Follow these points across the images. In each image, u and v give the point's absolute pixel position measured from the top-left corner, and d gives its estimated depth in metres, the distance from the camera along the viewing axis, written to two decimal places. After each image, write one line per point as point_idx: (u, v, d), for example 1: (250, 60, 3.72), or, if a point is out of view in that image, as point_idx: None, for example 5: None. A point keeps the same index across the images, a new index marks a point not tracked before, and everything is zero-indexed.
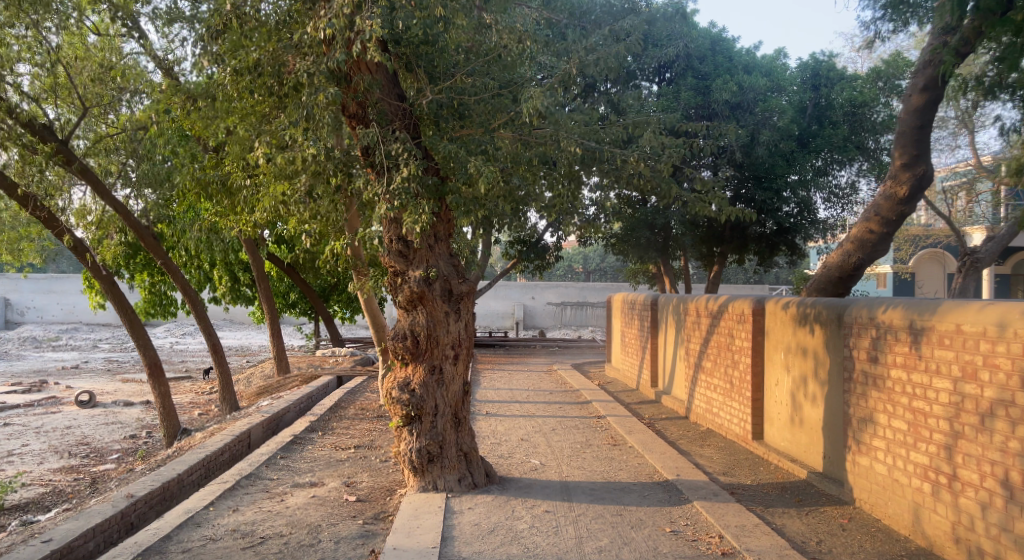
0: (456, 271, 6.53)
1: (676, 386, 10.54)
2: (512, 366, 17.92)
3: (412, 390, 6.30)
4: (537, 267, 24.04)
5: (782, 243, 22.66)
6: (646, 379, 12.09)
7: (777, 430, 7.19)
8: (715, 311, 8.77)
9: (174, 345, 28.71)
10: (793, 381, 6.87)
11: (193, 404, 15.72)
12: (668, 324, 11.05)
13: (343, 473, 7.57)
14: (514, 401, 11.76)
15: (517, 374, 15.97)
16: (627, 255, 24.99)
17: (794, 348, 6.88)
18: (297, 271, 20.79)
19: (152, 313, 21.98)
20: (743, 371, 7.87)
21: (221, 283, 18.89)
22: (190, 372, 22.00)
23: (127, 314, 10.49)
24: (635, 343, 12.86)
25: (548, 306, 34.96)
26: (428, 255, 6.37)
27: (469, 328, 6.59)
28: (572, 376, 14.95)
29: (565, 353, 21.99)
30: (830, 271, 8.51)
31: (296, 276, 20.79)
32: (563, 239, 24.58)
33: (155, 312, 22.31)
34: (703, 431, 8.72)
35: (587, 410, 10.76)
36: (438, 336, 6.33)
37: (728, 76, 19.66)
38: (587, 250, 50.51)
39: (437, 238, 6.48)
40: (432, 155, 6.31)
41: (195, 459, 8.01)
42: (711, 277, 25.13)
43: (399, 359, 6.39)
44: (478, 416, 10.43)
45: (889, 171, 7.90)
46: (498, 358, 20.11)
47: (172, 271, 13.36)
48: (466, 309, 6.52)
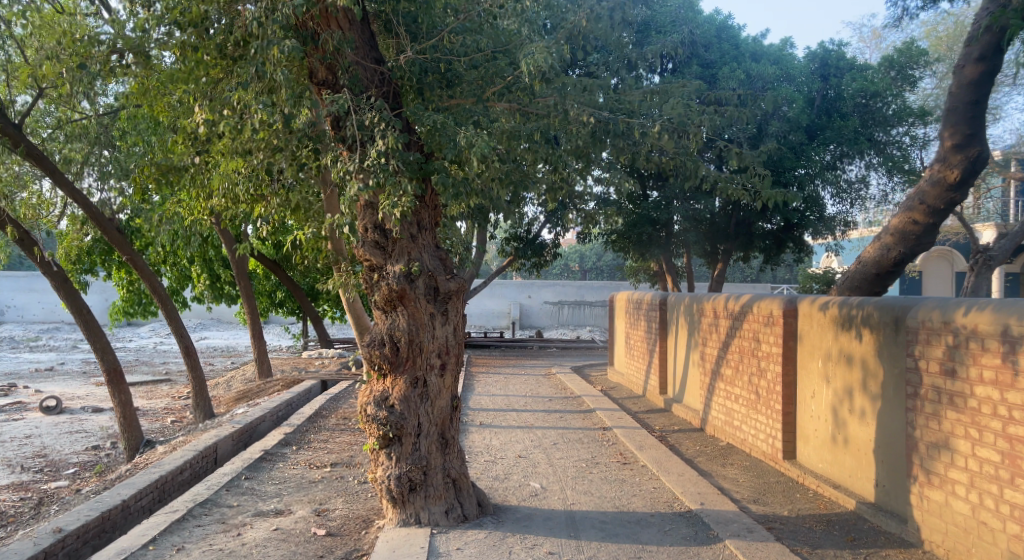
0: (445, 266, 5.56)
1: (688, 394, 9.63)
2: (509, 369, 16.96)
3: (391, 406, 5.33)
4: (535, 265, 23.00)
5: (790, 240, 22.16)
6: (654, 385, 11.16)
7: (814, 449, 6.25)
8: (737, 312, 7.82)
9: (157, 346, 27.67)
10: (834, 394, 5.93)
11: (168, 411, 14.74)
12: (679, 325, 10.13)
13: (315, 499, 6.59)
14: (511, 410, 10.79)
15: (514, 378, 15.00)
16: (627, 252, 24.07)
17: (834, 356, 5.93)
18: (283, 270, 19.74)
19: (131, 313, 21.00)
20: (771, 382, 6.93)
21: (199, 281, 17.85)
22: (170, 374, 20.98)
23: (83, 317, 9.45)
24: (641, 347, 11.94)
25: (545, 305, 34.00)
26: (410, 247, 5.40)
27: (460, 332, 5.64)
28: (572, 381, 13.99)
29: (563, 355, 21.01)
30: (866, 268, 7.58)
31: (282, 274, 19.65)
32: (561, 235, 23.62)
33: (135, 311, 21.33)
34: (723, 447, 7.77)
35: (591, 420, 9.81)
36: (421, 342, 5.36)
37: (735, 65, 18.77)
38: (583, 248, 49.51)
39: (421, 226, 5.51)
40: (414, 128, 5.35)
41: (147, 481, 7.01)
42: (714, 275, 24.22)
43: (376, 369, 5.43)
44: (471, 428, 9.48)
45: (937, 153, 6.96)
46: (493, 360, 19.12)
47: (140, 270, 12.16)
48: (456, 308, 5.57)
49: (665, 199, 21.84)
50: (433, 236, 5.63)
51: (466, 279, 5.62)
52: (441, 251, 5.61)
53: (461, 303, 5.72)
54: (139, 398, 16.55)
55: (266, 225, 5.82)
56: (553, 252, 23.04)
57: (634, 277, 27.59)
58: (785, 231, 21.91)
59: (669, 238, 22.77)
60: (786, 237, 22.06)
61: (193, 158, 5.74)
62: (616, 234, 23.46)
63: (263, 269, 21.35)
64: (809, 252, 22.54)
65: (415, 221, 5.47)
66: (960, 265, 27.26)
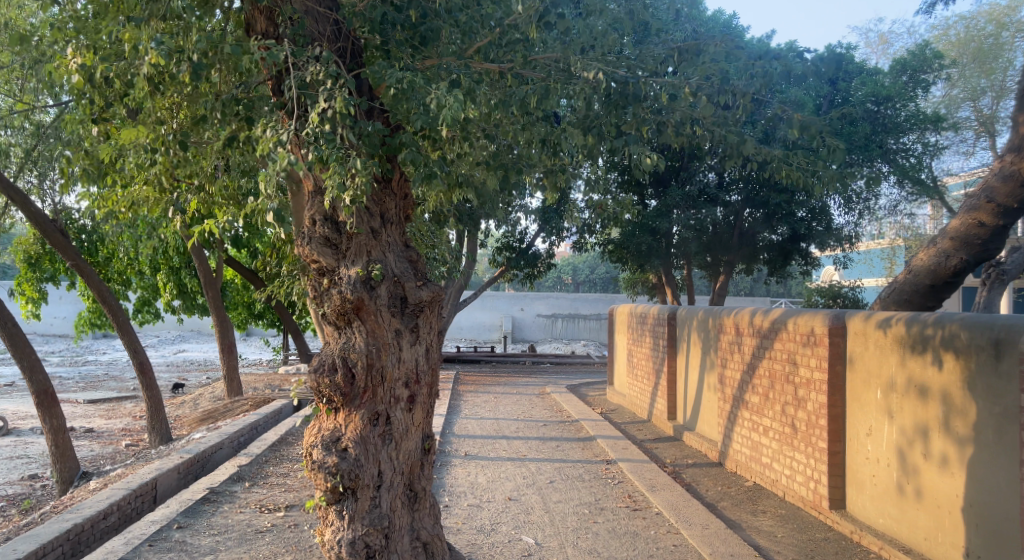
0: (415, 270, 4.38)
1: (703, 422, 8.48)
2: (500, 387, 15.77)
3: (343, 450, 4.13)
4: (528, 276, 21.90)
5: (797, 252, 21.26)
6: (661, 409, 10.01)
7: (870, 501, 5.09)
8: (767, 330, 6.66)
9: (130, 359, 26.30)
10: (900, 433, 4.77)
11: (126, 433, 13.47)
12: (691, 342, 8.99)
13: (257, 556, 5.36)
14: (501, 437, 9.57)
15: (504, 398, 13.81)
16: (624, 263, 22.93)
17: (900, 387, 4.78)
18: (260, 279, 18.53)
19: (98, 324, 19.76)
20: (812, 413, 5.77)
21: (165, 290, 16.61)
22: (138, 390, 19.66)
23: (7, 329, 8.22)
24: (646, 365, 10.78)
25: (538, 318, 32.79)
26: (370, 245, 4.22)
27: (435, 353, 4.44)
28: (568, 402, 12.81)
29: (557, 372, 19.81)
30: (918, 279, 6.33)
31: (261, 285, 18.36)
32: (556, 245, 22.47)
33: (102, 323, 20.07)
34: (750, 490, 6.59)
35: (592, 451, 8.63)
36: (381, 368, 4.16)
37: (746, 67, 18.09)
38: (576, 259, 48.36)
39: (385, 219, 4.33)
40: (376, 94, 4.20)
41: (56, 532, 5.76)
42: (716, 288, 23.11)
43: (325, 402, 4.23)
44: (454, 460, 8.28)
45: (1009, 143, 5.88)
46: (483, 377, 17.92)
47: (85, 275, 10.84)
48: (429, 324, 4.37)
49: (666, 206, 20.76)
50: (402, 232, 4.47)
51: (444, 286, 4.43)
52: (410, 251, 4.44)
53: (438, 316, 4.53)
54: (97, 417, 15.25)
55: (184, 219, 4.63)
56: (547, 262, 21.84)
57: (631, 290, 26.46)
58: (791, 242, 20.99)
59: (670, 248, 21.66)
60: (793, 248, 21.11)
61: (87, 132, 4.57)
62: (614, 243, 22.31)
63: (240, 278, 20.10)
64: (816, 265, 21.55)
65: (378, 212, 4.29)
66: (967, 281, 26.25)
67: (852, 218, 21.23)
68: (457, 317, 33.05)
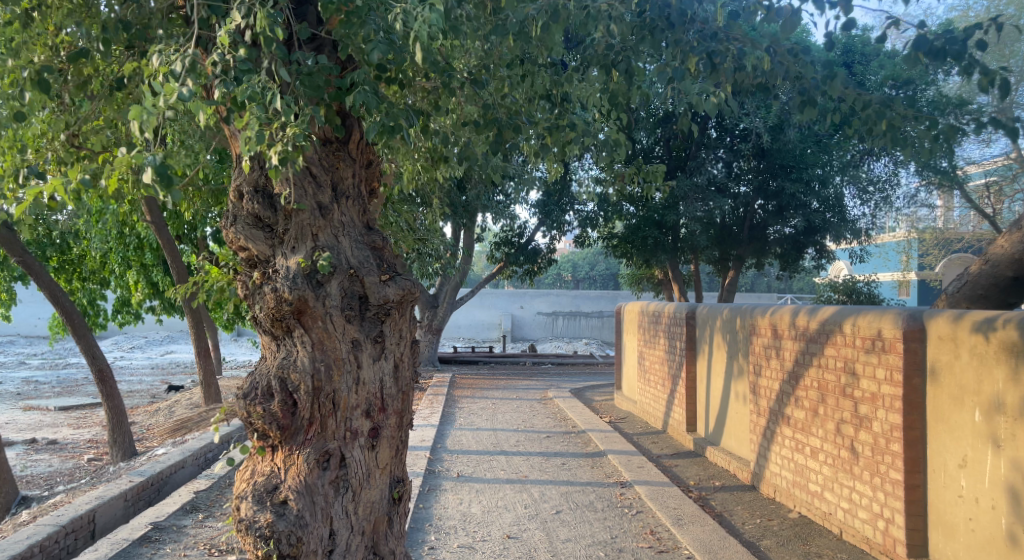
0: (381, 261, 3.30)
1: (732, 437, 7.41)
2: (500, 391, 14.70)
3: (282, 505, 3.05)
4: (527, 272, 20.80)
5: (811, 244, 20.16)
6: (678, 419, 8.94)
7: (966, 551, 4.01)
8: (814, 332, 5.57)
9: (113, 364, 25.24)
10: (1012, 468, 3.70)
11: (92, 445, 12.37)
12: (717, 345, 7.92)
13: None
14: (499, 454, 8.47)
15: (503, 404, 12.72)
16: (629, 258, 21.80)
17: (1011, 409, 3.71)
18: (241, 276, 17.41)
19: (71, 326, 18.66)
20: (879, 437, 4.68)
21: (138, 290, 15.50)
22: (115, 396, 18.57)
23: None
24: (660, 370, 9.72)
25: (539, 316, 31.71)
26: (317, 226, 3.14)
27: (409, 372, 3.35)
28: (572, 409, 11.73)
29: (559, 373, 18.71)
30: (998, 270, 4.89)
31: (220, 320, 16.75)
32: (556, 240, 21.33)
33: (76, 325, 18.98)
34: (797, 524, 5.49)
35: (604, 470, 7.55)
36: (332, 395, 3.09)
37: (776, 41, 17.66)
38: (575, 256, 47.41)
39: (339, 194, 3.25)
40: (325, 29, 3.16)
41: None
42: (725, 284, 22.02)
43: (259, 438, 3.16)
44: (445, 483, 7.22)
45: None
46: (480, 380, 16.85)
47: (32, 272, 9.71)
48: (399, 333, 3.29)
49: (673, 197, 19.56)
50: (363, 211, 3.39)
51: (421, 282, 3.34)
52: (374, 236, 3.36)
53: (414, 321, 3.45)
54: (65, 427, 14.15)
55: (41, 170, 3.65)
56: (548, 258, 20.72)
57: (636, 287, 25.33)
58: (806, 234, 19.86)
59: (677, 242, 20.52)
60: (807, 240, 19.96)
61: None
62: (618, 238, 21.17)
63: None
64: (831, 258, 20.49)
65: (330, 184, 3.23)
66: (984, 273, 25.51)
67: (869, 210, 20.23)
68: (454, 316, 31.97)
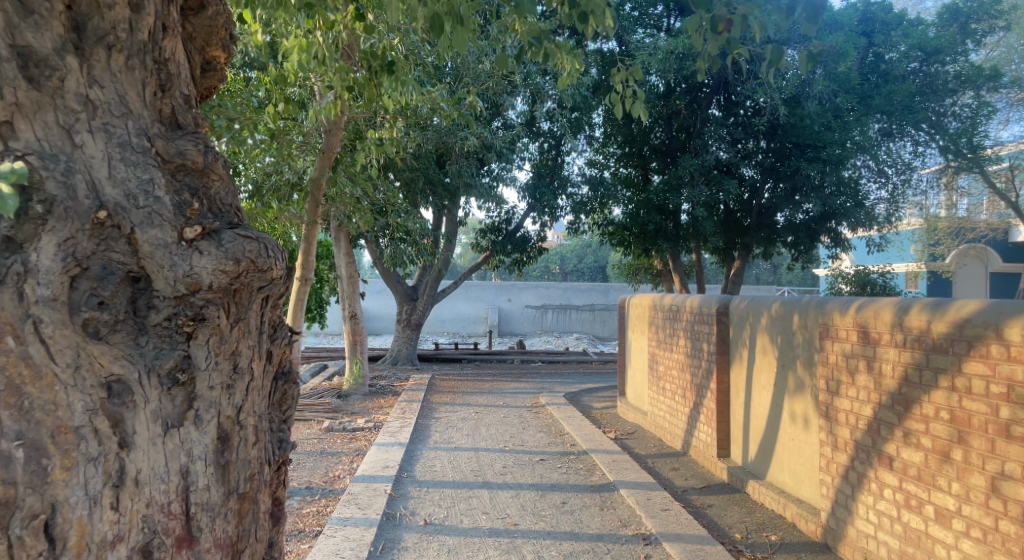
0: (185, 204, 2.37)
1: (787, 474, 5.66)
2: (485, 395, 12.93)
3: None
4: (516, 262, 19.01)
5: (824, 232, 18.34)
6: (704, 441, 7.22)
7: None
8: (938, 340, 3.79)
9: None
10: None
11: None
12: (768, 350, 6.11)
13: None
14: (481, 488, 6.71)
15: (486, 414, 10.93)
16: (627, 247, 19.96)
17: None
18: None
19: None
20: None
21: None
22: None
23: None
24: (678, 378, 8.00)
25: (527, 310, 29.97)
26: (12, 103, 2.12)
27: (240, 443, 2.50)
28: (569, 421, 9.99)
29: (551, 372, 16.91)
30: None
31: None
32: (548, 227, 19.37)
33: None
34: None
35: (619, 515, 5.77)
36: (51, 509, 2.01)
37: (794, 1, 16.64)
38: (564, 247, 45.56)
39: (90, 42, 2.36)
40: None
41: None
42: (730, 275, 20.34)
43: None
44: (407, 532, 5.44)
45: None
46: (464, 381, 15.08)
47: None
48: (213, 359, 2.42)
49: (675, 181, 17.90)
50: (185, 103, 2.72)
51: (264, 239, 2.47)
52: (183, 148, 2.50)
53: (255, 347, 2.61)
54: None
55: None
56: (538, 246, 18.91)
57: (632, 277, 23.52)
58: (818, 222, 18.08)
59: (679, 229, 18.68)
60: (818, 228, 18.20)
61: None
62: (615, 225, 19.31)
63: None
64: (846, 247, 18.72)
65: (61, 17, 2.31)
66: (997, 264, 24.27)
67: (887, 195, 18.14)
68: (437, 309, 30.08)
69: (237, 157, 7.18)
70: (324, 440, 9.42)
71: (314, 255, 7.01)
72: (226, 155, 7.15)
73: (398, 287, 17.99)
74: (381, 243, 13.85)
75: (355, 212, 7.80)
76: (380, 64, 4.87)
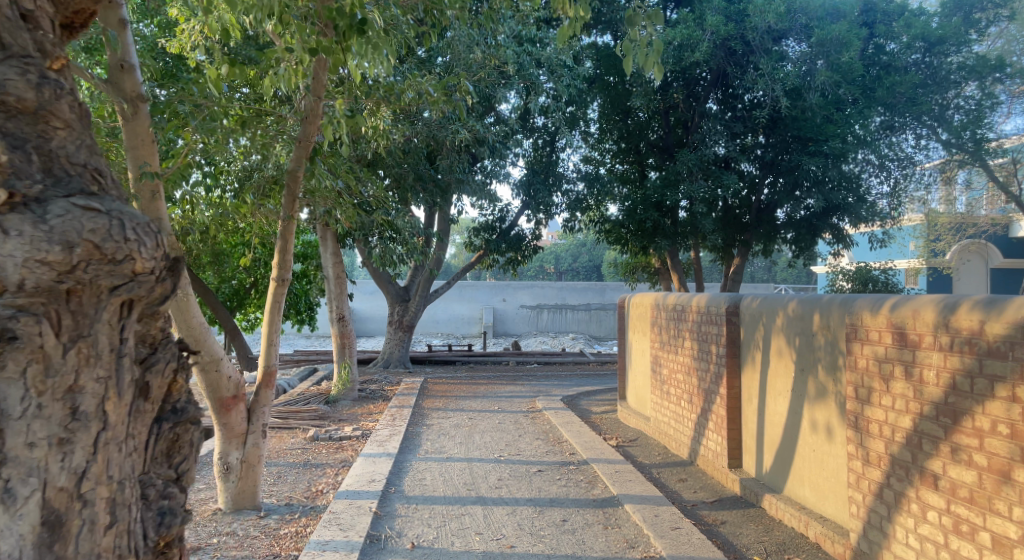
0: None
1: (808, 488, 5.17)
2: (479, 400, 12.41)
3: None
4: (511, 261, 18.52)
5: (826, 228, 17.77)
6: (714, 450, 6.71)
7: None
8: (994, 344, 3.31)
9: None
10: None
11: None
12: (785, 353, 5.62)
13: None
14: (474, 504, 6.21)
15: (480, 419, 10.42)
16: (624, 245, 19.43)
17: None
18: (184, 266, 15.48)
19: None
20: None
21: None
22: None
23: None
24: (684, 382, 7.51)
25: (522, 310, 29.47)
26: None
27: (78, 526, 2.38)
28: (567, 427, 9.49)
29: (548, 375, 16.40)
30: None
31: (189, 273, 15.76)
32: (543, 225, 18.83)
33: None
34: None
35: (624, 534, 5.28)
36: None
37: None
38: (558, 246, 45.07)
39: None
40: None
41: None
42: (729, 273, 19.86)
43: None
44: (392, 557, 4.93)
45: None
46: (457, 385, 14.56)
47: None
48: (31, 402, 2.29)
49: (673, 176, 17.44)
50: (25, 24, 2.62)
51: (109, 213, 2.43)
52: (4, 79, 2.46)
53: (106, 379, 2.50)
54: None
55: None
56: (533, 245, 18.41)
57: (629, 276, 23.02)
58: (819, 217, 17.56)
59: (677, 226, 18.18)
60: (820, 223, 17.67)
61: None
62: (611, 223, 18.71)
63: None
64: (849, 244, 18.19)
65: None
66: (998, 260, 23.82)
67: (889, 189, 17.68)
68: (431, 309, 29.55)
69: (209, 147, 6.70)
70: (309, 450, 8.90)
71: (292, 252, 6.49)
72: (197, 145, 6.66)
73: (389, 287, 17.47)
74: (370, 243, 13.32)
75: (336, 207, 7.29)
76: (351, 25, 4.42)
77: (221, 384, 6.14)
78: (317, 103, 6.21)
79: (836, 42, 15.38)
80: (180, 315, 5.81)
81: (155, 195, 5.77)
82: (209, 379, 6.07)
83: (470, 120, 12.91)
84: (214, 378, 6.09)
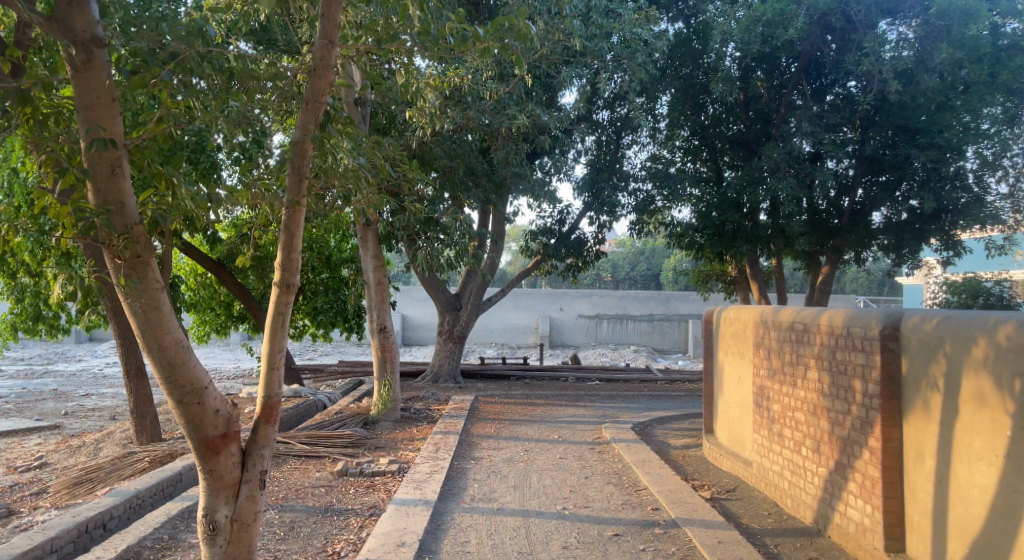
0: None
1: None
2: (536, 426, 10.76)
3: None
4: (571, 267, 16.84)
5: (934, 233, 15.19)
6: (864, 521, 4.89)
7: None
8: None
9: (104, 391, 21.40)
10: None
11: None
12: (994, 398, 3.83)
13: None
14: None
15: (538, 453, 8.79)
16: (697, 252, 17.45)
17: None
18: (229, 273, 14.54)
19: (26, 331, 14.43)
20: None
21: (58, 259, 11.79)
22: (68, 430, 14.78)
23: None
24: (812, 425, 5.68)
25: (580, 320, 27.76)
26: None
27: None
28: (645, 468, 7.77)
29: (612, 395, 14.66)
30: None
31: (229, 278, 14.61)
32: (606, 229, 17.09)
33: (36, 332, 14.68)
34: None
35: None
36: None
37: None
38: (615, 254, 43.20)
39: None
40: None
41: None
42: (816, 284, 17.73)
43: None
44: None
45: None
46: (511, 405, 12.97)
47: None
48: None
49: (757, 172, 15.40)
50: None
51: None
52: None
53: None
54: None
55: None
56: (595, 251, 16.72)
57: (700, 286, 21.07)
58: (930, 218, 14.94)
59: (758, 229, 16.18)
60: (925, 226, 15.10)
61: None
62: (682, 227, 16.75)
63: (210, 273, 15.71)
64: (960, 251, 15.55)
65: None
66: None
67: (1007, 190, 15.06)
68: (485, 318, 28.08)
69: (198, 112, 5.28)
70: (334, 490, 7.41)
71: (299, 249, 4.98)
72: (185, 111, 5.25)
73: (438, 295, 15.98)
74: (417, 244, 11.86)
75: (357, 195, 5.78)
76: None
77: (205, 420, 4.63)
78: (330, 54, 4.86)
79: (960, 14, 13.45)
80: (148, 328, 4.39)
81: (115, 171, 4.35)
82: (188, 413, 4.58)
83: (529, 105, 11.34)
84: (195, 412, 4.59)
